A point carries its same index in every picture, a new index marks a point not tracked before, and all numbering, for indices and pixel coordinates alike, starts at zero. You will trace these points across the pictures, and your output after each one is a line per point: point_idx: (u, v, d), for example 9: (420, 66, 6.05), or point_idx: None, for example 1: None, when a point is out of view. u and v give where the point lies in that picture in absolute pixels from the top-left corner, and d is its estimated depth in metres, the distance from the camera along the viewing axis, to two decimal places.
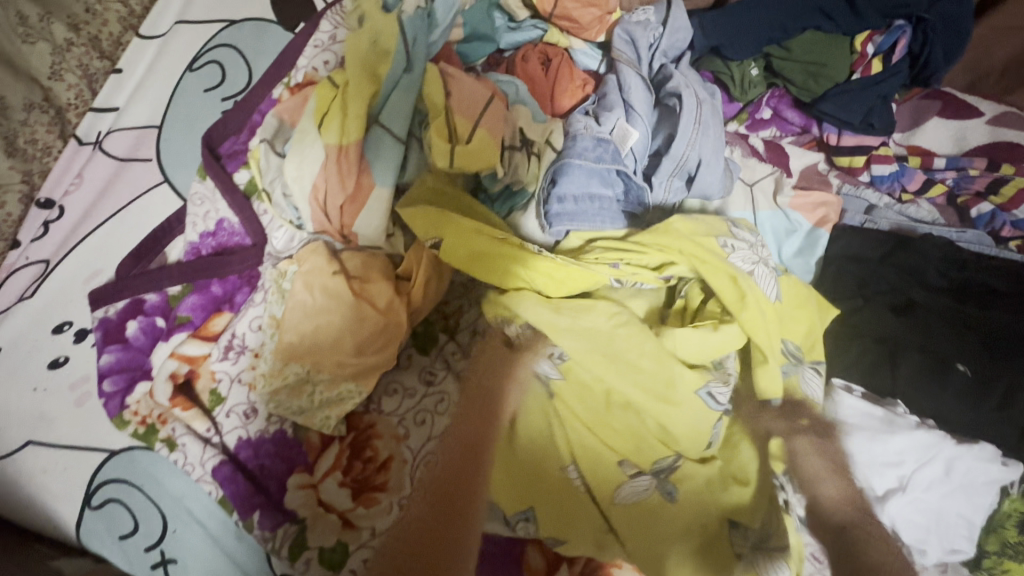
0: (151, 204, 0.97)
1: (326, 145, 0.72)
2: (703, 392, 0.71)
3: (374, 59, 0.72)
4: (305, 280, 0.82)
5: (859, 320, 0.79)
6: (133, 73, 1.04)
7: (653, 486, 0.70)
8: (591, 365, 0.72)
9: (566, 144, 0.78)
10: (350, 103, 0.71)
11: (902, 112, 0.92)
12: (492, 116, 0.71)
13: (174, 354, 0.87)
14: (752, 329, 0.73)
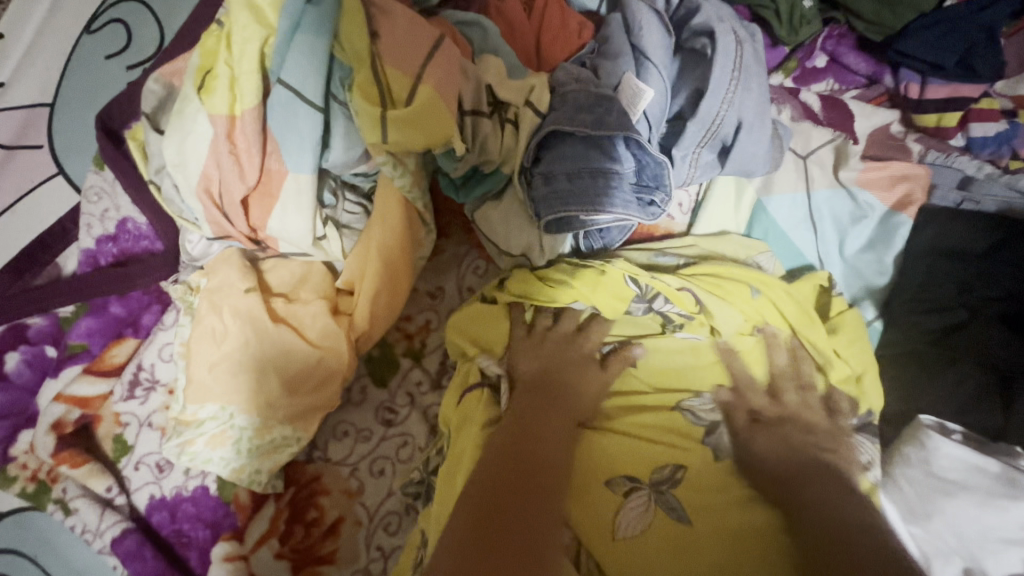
0: (42, 203, 0.78)
1: (212, 116, 0.51)
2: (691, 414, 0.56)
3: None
4: (212, 300, 0.62)
5: (958, 341, 0.59)
6: (17, 37, 0.83)
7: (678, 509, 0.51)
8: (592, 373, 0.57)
9: (554, 106, 0.56)
10: (238, 57, 0.50)
11: (1009, 48, 0.68)
12: (441, 69, 0.50)
13: (61, 396, 0.68)
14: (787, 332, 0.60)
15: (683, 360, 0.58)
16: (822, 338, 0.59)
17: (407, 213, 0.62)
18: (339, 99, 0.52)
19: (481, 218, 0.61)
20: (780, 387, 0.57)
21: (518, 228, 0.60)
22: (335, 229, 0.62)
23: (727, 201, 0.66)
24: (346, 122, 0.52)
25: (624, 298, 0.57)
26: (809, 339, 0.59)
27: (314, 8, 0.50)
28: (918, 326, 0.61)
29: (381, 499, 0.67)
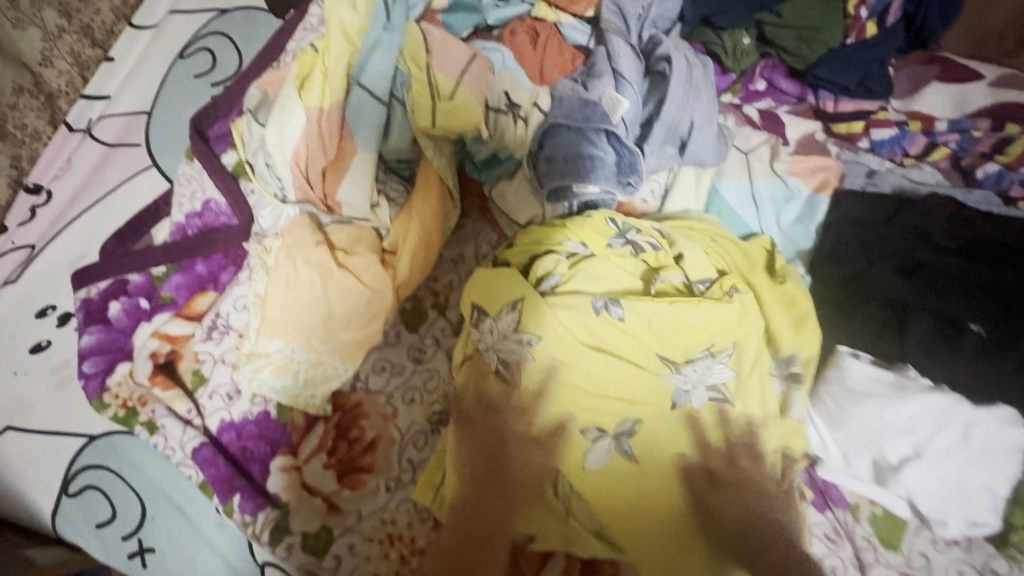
0: (139, 188, 0.96)
1: (308, 108, 0.70)
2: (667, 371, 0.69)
3: (357, 19, 0.70)
4: (289, 252, 0.79)
5: (864, 284, 0.75)
6: (125, 61, 1.04)
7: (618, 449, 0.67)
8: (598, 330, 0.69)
9: (553, 107, 0.76)
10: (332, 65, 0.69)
11: (900, 78, 0.89)
12: (475, 76, 0.70)
13: (157, 333, 0.85)
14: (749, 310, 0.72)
15: (667, 316, 0.70)
16: (768, 284, 0.76)
17: (440, 188, 0.80)
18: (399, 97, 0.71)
19: (497, 193, 0.80)
20: (741, 328, 0.72)
21: (527, 196, 0.78)
22: (384, 200, 0.81)
23: (688, 185, 0.85)
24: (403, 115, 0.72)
25: (606, 235, 0.76)
26: (761, 283, 0.76)
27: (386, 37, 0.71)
28: (829, 275, 0.78)
29: (412, 420, 0.82)
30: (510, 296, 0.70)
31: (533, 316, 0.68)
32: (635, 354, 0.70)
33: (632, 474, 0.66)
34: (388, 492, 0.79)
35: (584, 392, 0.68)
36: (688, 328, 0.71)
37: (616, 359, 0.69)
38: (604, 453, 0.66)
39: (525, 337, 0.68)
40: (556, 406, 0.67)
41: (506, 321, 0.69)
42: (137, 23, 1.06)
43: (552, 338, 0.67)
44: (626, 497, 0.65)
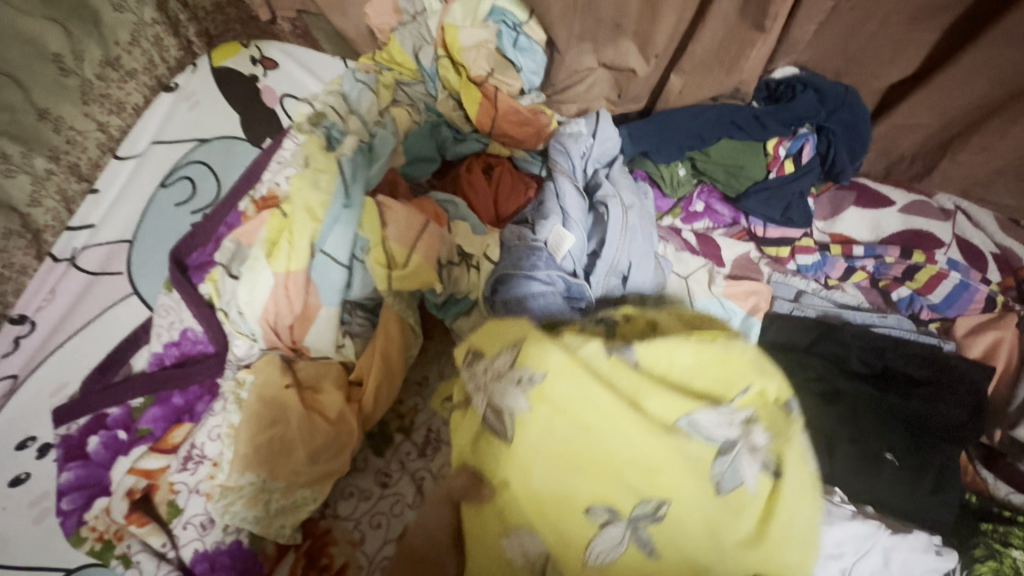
0: (121, 315, 1.02)
1: (276, 273, 0.76)
2: (684, 421, 0.64)
3: (320, 195, 0.77)
4: (259, 392, 0.85)
5: None
6: (109, 191, 1.11)
7: (627, 538, 0.60)
8: (612, 372, 0.65)
9: (502, 257, 0.83)
10: (296, 237, 0.76)
11: (821, 203, 0.98)
12: (429, 241, 0.77)
13: (133, 469, 0.89)
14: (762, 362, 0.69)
15: (681, 359, 0.67)
16: None
17: (402, 326, 0.87)
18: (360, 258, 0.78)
19: (457, 328, 0.85)
20: (758, 389, 0.67)
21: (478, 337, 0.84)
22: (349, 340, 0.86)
23: None
24: (364, 273, 0.78)
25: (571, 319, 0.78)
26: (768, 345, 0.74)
27: (346, 209, 0.78)
28: None
29: (379, 546, 0.86)
30: (510, 336, 0.67)
31: (539, 359, 0.64)
32: (650, 399, 0.64)
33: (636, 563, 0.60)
34: None
35: (580, 457, 0.61)
36: (710, 372, 0.67)
37: (630, 416, 0.61)
38: (614, 542, 0.60)
39: (524, 373, 0.63)
40: (551, 477, 0.61)
41: (503, 359, 0.66)
42: (121, 155, 1.14)
43: (560, 374, 0.63)
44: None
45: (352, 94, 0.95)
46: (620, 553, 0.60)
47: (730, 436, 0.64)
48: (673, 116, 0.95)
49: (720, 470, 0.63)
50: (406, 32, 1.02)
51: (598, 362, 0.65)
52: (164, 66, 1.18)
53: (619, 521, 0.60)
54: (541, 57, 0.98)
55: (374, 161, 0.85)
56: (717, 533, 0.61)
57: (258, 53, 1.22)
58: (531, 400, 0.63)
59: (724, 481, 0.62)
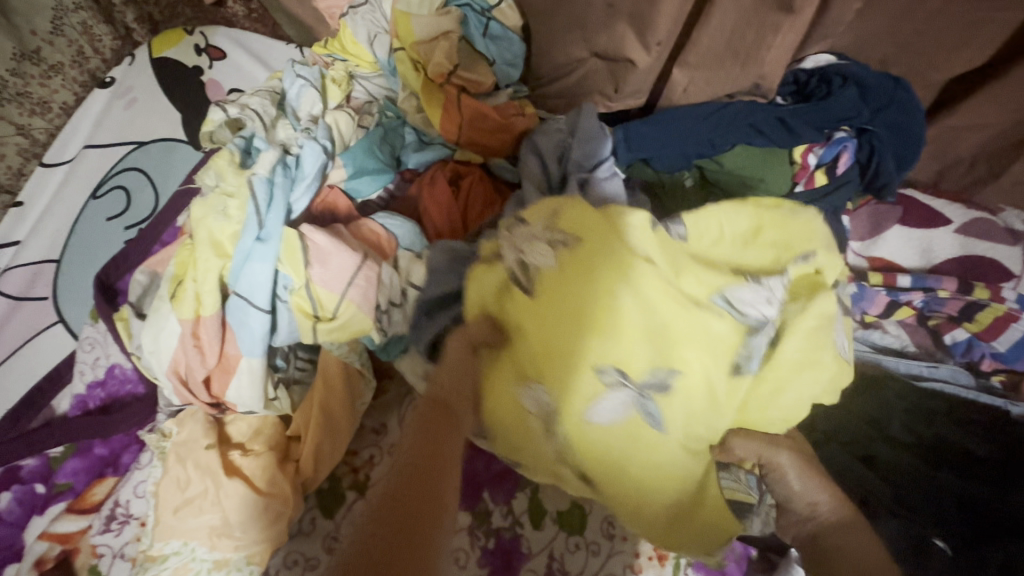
0: (43, 348, 0.90)
1: (181, 319, 0.66)
2: (721, 300, 0.53)
3: (228, 225, 0.67)
4: (179, 453, 0.73)
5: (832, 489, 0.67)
6: (36, 204, 0.98)
7: (631, 403, 0.54)
8: (663, 257, 0.54)
9: (443, 286, 0.67)
10: (202, 276, 0.66)
11: (858, 219, 0.81)
12: (362, 282, 0.65)
13: (46, 534, 0.77)
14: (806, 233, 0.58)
15: (730, 231, 0.58)
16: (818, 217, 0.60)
17: (347, 372, 0.73)
18: (284, 297, 0.66)
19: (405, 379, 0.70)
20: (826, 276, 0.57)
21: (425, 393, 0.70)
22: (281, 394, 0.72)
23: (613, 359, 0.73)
24: (289, 318, 0.67)
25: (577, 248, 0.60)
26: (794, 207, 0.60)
27: (260, 242, 0.66)
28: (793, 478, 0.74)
29: None
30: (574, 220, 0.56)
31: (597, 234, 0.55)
32: (698, 283, 0.54)
33: (647, 441, 0.55)
34: None
35: (661, 340, 0.53)
36: (745, 237, 0.58)
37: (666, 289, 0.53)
38: (617, 406, 0.54)
39: (559, 238, 0.55)
40: (567, 331, 0.53)
41: (540, 226, 0.56)
42: (49, 163, 1.00)
43: (627, 263, 0.53)
44: (626, 456, 0.56)
45: (291, 94, 0.84)
46: (623, 417, 0.54)
47: (768, 315, 0.53)
48: (680, 116, 0.78)
49: (747, 350, 0.53)
50: (357, 16, 0.88)
51: (643, 235, 0.54)
52: (96, 59, 1.04)
53: (628, 386, 0.53)
54: (518, 46, 0.84)
55: (299, 185, 0.74)
56: (714, 399, 0.55)
57: (203, 41, 1.07)
58: (564, 265, 0.54)
59: (746, 361, 0.54)
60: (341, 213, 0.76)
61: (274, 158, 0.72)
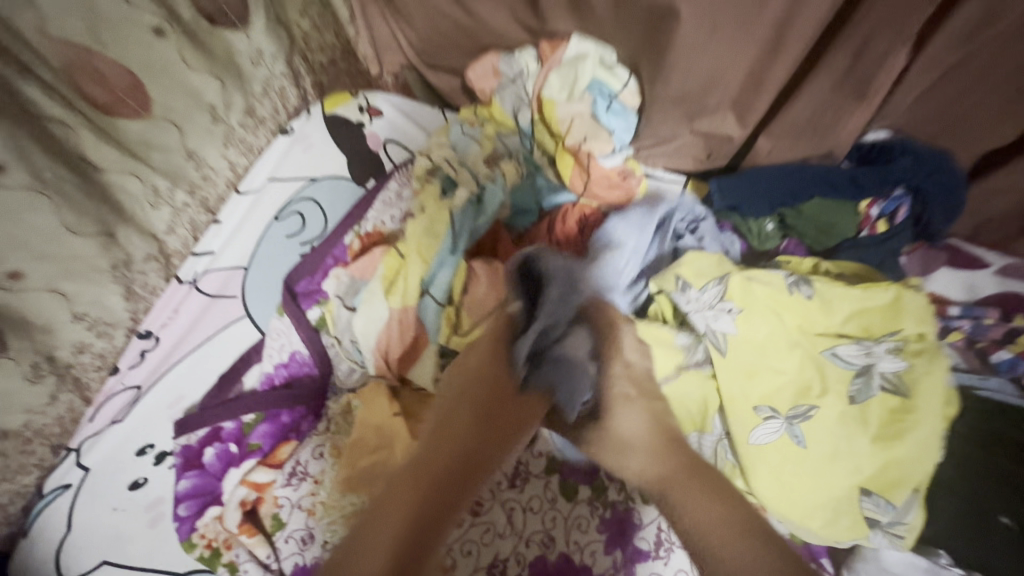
0: (233, 336, 1.12)
1: (391, 306, 0.89)
2: (828, 353, 0.82)
3: (430, 240, 0.93)
4: (365, 419, 0.92)
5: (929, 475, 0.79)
6: (230, 222, 1.21)
7: (783, 429, 0.81)
8: (766, 300, 0.85)
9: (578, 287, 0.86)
10: (412, 275, 0.91)
11: (912, 260, 0.99)
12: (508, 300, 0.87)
13: (244, 481, 0.95)
14: (903, 312, 0.82)
15: (855, 296, 0.84)
16: (919, 297, 0.83)
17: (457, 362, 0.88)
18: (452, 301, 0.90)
19: None
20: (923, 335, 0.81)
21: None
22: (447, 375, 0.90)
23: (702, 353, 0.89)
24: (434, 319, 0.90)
25: (704, 276, 0.89)
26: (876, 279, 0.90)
27: (449, 255, 0.92)
28: None
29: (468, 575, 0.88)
30: (711, 274, 0.89)
31: (741, 294, 0.86)
32: (815, 327, 0.84)
33: (795, 457, 0.80)
34: None
35: (758, 372, 0.84)
36: (858, 312, 0.84)
37: (787, 339, 0.84)
38: (772, 430, 0.81)
39: (728, 306, 0.86)
40: (738, 384, 0.84)
41: (711, 293, 0.87)
42: (242, 190, 1.24)
43: (752, 314, 0.85)
44: (773, 461, 0.81)
45: (459, 145, 1.09)
46: (776, 438, 0.81)
47: (888, 368, 0.80)
48: (768, 172, 0.99)
49: (855, 389, 0.80)
50: (505, 92, 1.11)
51: (777, 297, 0.85)
52: (284, 113, 1.30)
53: (778, 415, 0.82)
54: (633, 120, 1.04)
55: (480, 215, 0.98)
56: (846, 423, 0.79)
57: (366, 102, 1.34)
58: (736, 324, 0.85)
59: (858, 394, 0.80)
60: (501, 239, 0.99)
61: (467, 196, 0.98)
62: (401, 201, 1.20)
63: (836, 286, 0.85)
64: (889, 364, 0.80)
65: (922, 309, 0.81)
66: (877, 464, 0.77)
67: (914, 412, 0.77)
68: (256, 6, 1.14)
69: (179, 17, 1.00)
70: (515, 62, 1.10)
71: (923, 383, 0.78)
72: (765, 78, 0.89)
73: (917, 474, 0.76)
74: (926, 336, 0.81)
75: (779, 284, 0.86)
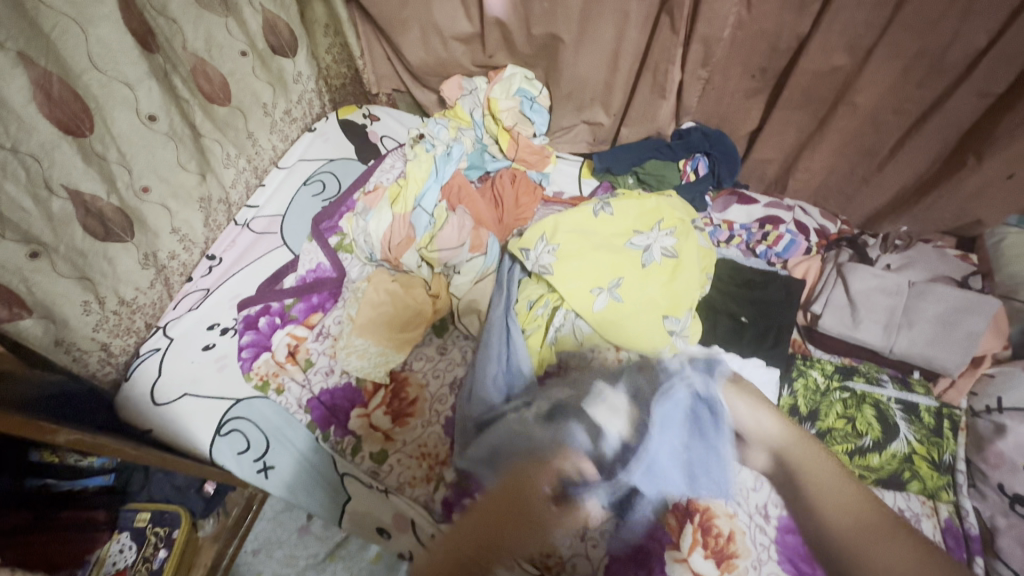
0: (275, 256, 1.60)
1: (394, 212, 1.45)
2: (629, 244, 1.31)
3: (419, 174, 1.53)
4: (376, 287, 1.43)
5: (711, 304, 1.34)
6: (270, 185, 1.74)
7: (606, 296, 1.26)
8: (570, 233, 1.32)
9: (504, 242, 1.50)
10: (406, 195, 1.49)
11: (717, 202, 1.59)
12: (459, 220, 1.43)
13: (290, 334, 1.43)
14: (669, 208, 1.36)
15: (635, 207, 1.36)
16: (681, 201, 1.41)
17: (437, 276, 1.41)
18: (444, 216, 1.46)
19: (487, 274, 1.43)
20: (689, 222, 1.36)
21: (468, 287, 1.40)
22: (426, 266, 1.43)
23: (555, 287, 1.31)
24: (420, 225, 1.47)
25: (535, 238, 1.33)
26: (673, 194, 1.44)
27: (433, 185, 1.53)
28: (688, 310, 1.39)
29: (437, 387, 1.37)
30: (536, 235, 1.34)
31: (553, 233, 1.32)
32: (620, 229, 1.34)
33: (619, 308, 1.25)
34: (423, 427, 1.32)
35: (586, 272, 1.28)
36: (644, 215, 1.36)
37: (604, 244, 1.31)
38: (601, 301, 1.26)
39: (550, 247, 1.31)
40: (572, 280, 1.27)
41: (539, 247, 1.32)
42: (280, 166, 1.79)
43: (565, 244, 1.31)
44: (608, 316, 1.26)
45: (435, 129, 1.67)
46: (604, 303, 1.26)
47: (663, 241, 1.30)
48: (625, 147, 1.61)
49: (646, 258, 1.29)
50: (467, 99, 1.71)
51: (588, 220, 1.34)
52: (311, 116, 1.87)
53: (602, 288, 1.27)
54: (545, 116, 1.68)
55: (449, 161, 1.59)
56: (643, 279, 1.27)
57: (368, 112, 1.93)
58: (557, 257, 1.29)
59: (647, 260, 1.29)
60: (461, 188, 1.55)
61: (442, 149, 1.60)
62: (396, 170, 1.77)
63: (627, 204, 1.36)
64: (666, 238, 1.30)
65: (672, 205, 1.36)
66: (666, 298, 1.26)
67: (681, 259, 1.29)
68: (299, 43, 1.72)
69: (254, 46, 1.57)
70: (472, 83, 1.73)
71: (685, 246, 1.30)
72: (613, 86, 1.53)
73: (690, 301, 1.27)
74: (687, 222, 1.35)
75: (589, 212, 1.35)
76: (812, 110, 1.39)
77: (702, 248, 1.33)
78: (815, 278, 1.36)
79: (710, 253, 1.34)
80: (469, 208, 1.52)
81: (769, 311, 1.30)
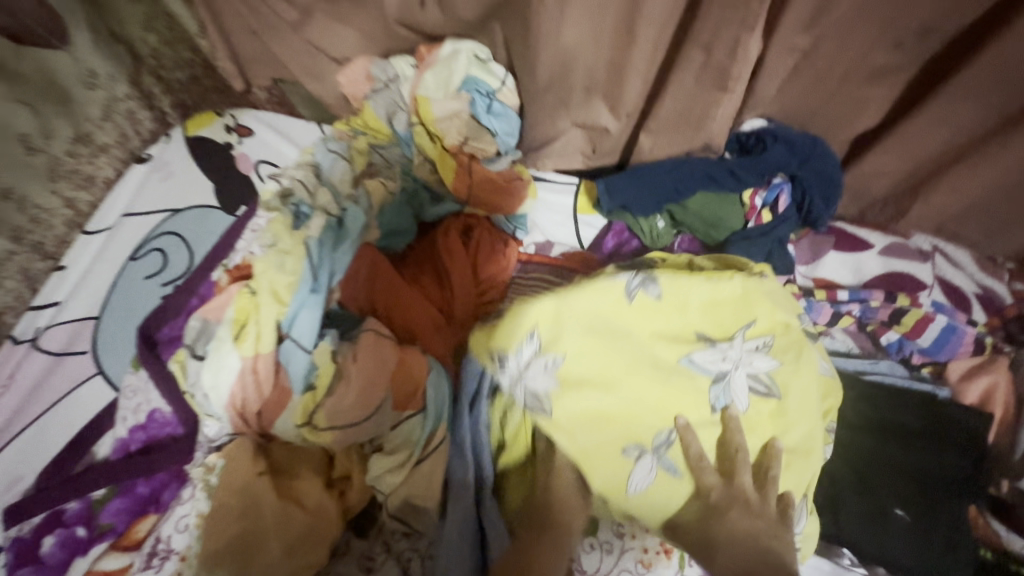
0: (85, 399, 0.96)
1: (242, 356, 0.73)
2: (686, 360, 0.76)
3: (285, 277, 0.83)
4: (226, 481, 0.76)
5: (828, 471, 0.80)
6: (77, 267, 1.07)
7: (656, 465, 0.73)
8: (582, 336, 0.74)
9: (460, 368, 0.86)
10: (262, 318, 0.73)
11: (801, 248, 0.97)
12: (379, 363, 0.74)
13: (91, 571, 0.81)
14: (757, 296, 0.80)
15: (703, 288, 0.79)
16: (777, 283, 0.83)
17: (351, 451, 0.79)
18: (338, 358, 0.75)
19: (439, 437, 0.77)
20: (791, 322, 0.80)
21: (398, 477, 0.75)
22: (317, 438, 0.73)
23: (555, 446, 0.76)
24: (298, 364, 0.75)
25: (519, 338, 0.73)
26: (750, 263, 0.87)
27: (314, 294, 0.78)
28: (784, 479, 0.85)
29: None
30: (524, 329, 0.74)
31: (551, 336, 0.74)
32: (674, 327, 0.78)
33: (667, 492, 0.73)
34: None
35: (613, 418, 0.73)
36: (715, 305, 0.79)
37: (642, 359, 0.75)
38: (645, 473, 0.73)
39: (546, 360, 0.73)
40: (586, 432, 0.73)
41: (527, 352, 0.73)
42: (90, 230, 1.11)
43: (576, 354, 0.74)
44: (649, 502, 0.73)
45: (326, 163, 0.96)
46: (651, 480, 0.73)
47: (755, 366, 0.77)
48: (651, 168, 0.94)
49: (716, 397, 0.75)
50: (379, 98, 1.02)
51: (621, 306, 0.77)
52: (136, 138, 1.17)
53: (643, 447, 0.73)
54: (515, 121, 1.00)
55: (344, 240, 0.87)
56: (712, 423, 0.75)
57: (233, 121, 1.22)
58: (559, 382, 0.73)
59: (716, 400, 0.75)
60: (378, 273, 0.86)
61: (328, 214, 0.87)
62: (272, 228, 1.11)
63: (691, 282, 0.79)
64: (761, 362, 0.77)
65: (771, 296, 0.80)
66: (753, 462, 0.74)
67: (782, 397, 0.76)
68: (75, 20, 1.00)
69: None
70: (389, 68, 1.03)
71: (789, 370, 0.77)
72: (626, 70, 0.86)
73: (803, 478, 0.76)
74: (790, 324, 0.80)
75: (619, 292, 0.77)
76: (996, 98, 0.77)
77: (820, 379, 0.80)
78: (1003, 406, 0.81)
79: (828, 379, 0.80)
80: (392, 311, 0.85)
81: (929, 485, 0.76)
